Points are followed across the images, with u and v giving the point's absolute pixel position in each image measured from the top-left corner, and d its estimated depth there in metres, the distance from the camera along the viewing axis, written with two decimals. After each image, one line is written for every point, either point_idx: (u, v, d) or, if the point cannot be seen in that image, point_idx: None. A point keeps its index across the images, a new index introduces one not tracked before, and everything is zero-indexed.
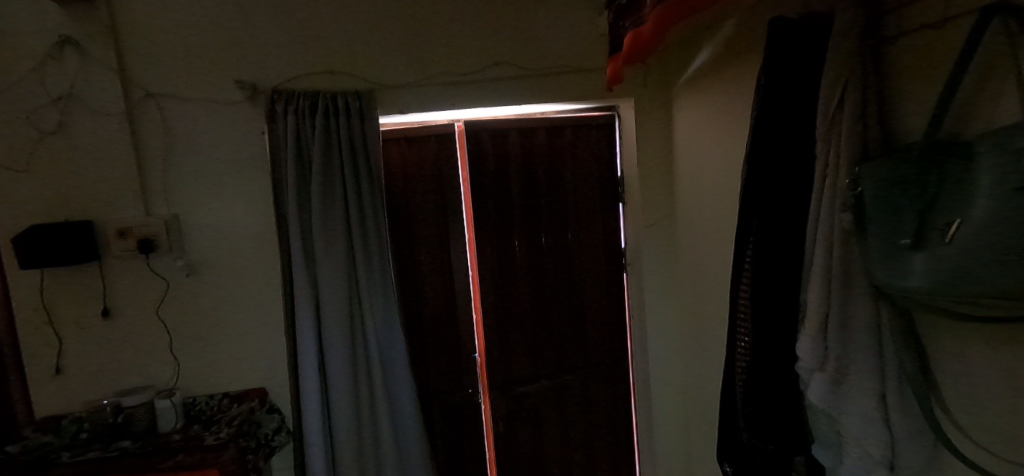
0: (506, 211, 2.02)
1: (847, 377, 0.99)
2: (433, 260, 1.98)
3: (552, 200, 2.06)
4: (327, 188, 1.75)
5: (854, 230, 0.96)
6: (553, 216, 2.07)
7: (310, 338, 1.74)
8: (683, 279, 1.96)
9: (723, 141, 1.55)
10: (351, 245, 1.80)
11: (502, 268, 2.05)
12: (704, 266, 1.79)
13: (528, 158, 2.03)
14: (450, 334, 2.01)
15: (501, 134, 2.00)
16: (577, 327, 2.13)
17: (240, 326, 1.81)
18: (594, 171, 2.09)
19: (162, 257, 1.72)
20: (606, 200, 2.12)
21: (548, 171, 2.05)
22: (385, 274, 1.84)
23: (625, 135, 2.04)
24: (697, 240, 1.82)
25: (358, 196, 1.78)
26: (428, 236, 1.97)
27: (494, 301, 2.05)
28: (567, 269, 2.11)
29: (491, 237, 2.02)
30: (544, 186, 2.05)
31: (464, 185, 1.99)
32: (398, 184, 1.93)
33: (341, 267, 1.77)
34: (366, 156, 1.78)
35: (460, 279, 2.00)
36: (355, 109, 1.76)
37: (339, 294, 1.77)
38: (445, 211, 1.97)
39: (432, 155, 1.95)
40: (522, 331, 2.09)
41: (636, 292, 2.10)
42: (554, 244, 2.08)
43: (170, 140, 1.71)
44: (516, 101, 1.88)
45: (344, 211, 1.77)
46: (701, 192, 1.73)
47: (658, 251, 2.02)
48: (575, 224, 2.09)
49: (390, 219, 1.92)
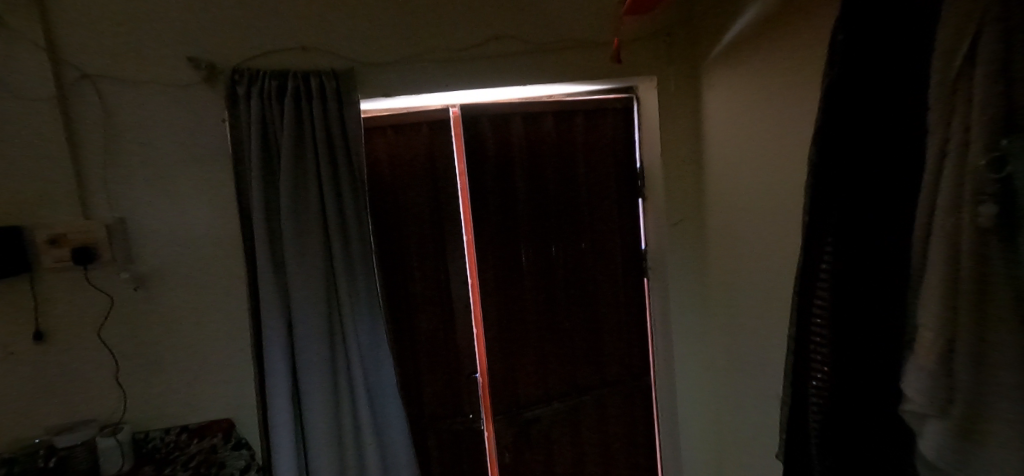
0: (509, 210, 1.76)
1: (981, 429, 0.73)
2: (427, 268, 1.71)
3: (562, 197, 1.80)
4: (299, 186, 1.48)
5: (997, 230, 0.69)
6: (564, 214, 1.81)
7: (280, 363, 1.47)
8: (713, 287, 1.70)
9: (771, 123, 1.29)
10: (329, 252, 1.54)
11: (507, 276, 1.78)
12: (739, 271, 1.53)
13: (535, 148, 1.76)
14: (447, 352, 1.75)
15: (503, 121, 1.74)
16: (591, 340, 1.87)
17: (201, 348, 1.54)
18: (609, 163, 1.83)
19: (105, 268, 1.45)
20: (623, 195, 1.86)
21: (558, 163, 1.79)
22: (370, 285, 1.57)
23: (645, 121, 1.78)
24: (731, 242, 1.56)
25: (336, 194, 1.52)
26: (421, 240, 1.70)
27: (497, 314, 1.78)
28: (580, 275, 1.85)
29: (493, 240, 1.76)
30: (553, 181, 1.79)
31: (461, 181, 1.73)
32: (384, 181, 1.67)
33: (317, 278, 1.51)
34: (346, 148, 1.52)
35: (457, 289, 1.74)
36: (331, 92, 1.49)
37: (315, 310, 1.51)
38: (440, 211, 1.71)
39: (423, 146, 1.69)
40: (529, 348, 1.83)
41: (658, 301, 1.84)
42: (565, 247, 1.82)
43: (111, 130, 1.44)
44: (521, 83, 1.61)
45: (319, 212, 1.51)
46: (738, 186, 1.47)
47: (684, 255, 1.76)
48: (589, 223, 1.83)
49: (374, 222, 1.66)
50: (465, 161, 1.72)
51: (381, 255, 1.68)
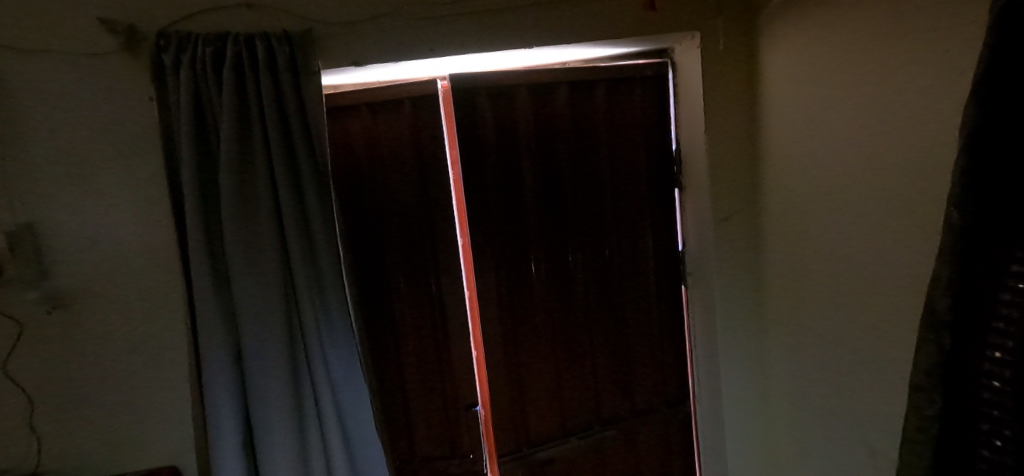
0: (514, 206, 1.43)
1: None
2: (414, 279, 1.40)
3: (580, 189, 1.46)
4: (245, 180, 1.17)
5: None
6: (582, 210, 1.47)
7: (227, 406, 1.18)
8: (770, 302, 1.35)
9: (889, 81, 0.92)
10: (288, 263, 1.23)
11: (513, 287, 1.46)
12: (816, 284, 1.17)
13: (545, 130, 1.43)
14: (441, 380, 1.45)
15: (505, 95, 1.39)
16: (617, 362, 1.54)
17: (136, 383, 1.25)
18: (638, 147, 1.49)
19: (10, 288, 1.16)
20: (655, 185, 1.51)
21: (573, 147, 1.45)
22: (341, 304, 1.26)
23: (682, 91, 1.42)
24: (801, 245, 1.21)
25: (293, 191, 1.20)
26: (406, 245, 1.38)
27: (502, 333, 1.46)
28: (603, 285, 1.51)
29: (495, 244, 1.43)
30: (567, 169, 1.45)
31: (454, 171, 1.40)
32: (357, 173, 1.35)
33: (273, 299, 1.20)
34: (305, 132, 1.20)
35: (453, 304, 1.43)
36: (282, 59, 1.17)
37: (271, 337, 1.20)
38: (430, 209, 1.39)
39: (406, 129, 1.36)
40: (542, 373, 1.50)
41: (700, 315, 1.50)
42: (584, 251, 1.49)
43: (10, 112, 1.14)
44: (526, 45, 1.27)
45: (272, 214, 1.20)
46: (818, 174, 1.12)
47: (734, 260, 1.40)
48: (612, 221, 1.50)
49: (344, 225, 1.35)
50: (457, 147, 1.39)
51: (355, 264, 1.37)
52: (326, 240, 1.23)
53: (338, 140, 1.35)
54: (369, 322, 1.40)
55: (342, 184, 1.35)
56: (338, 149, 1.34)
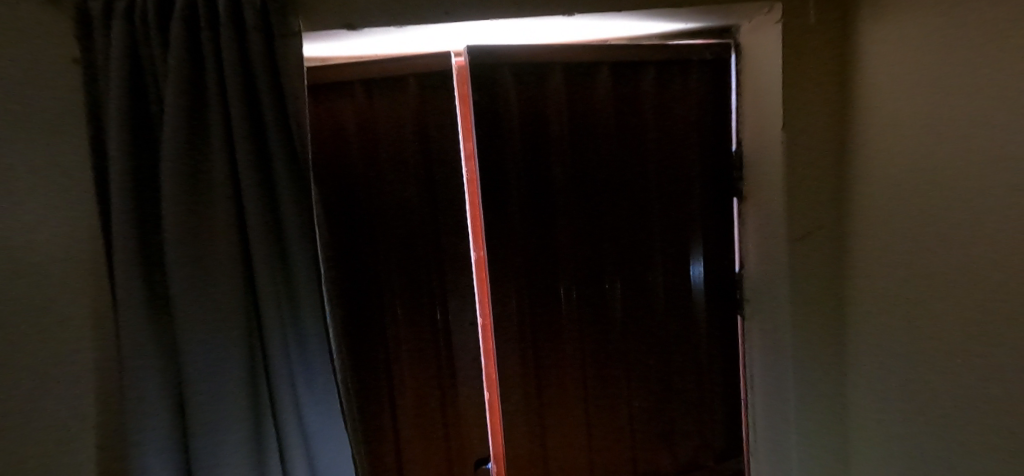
0: (541, 215, 1.16)
1: None
2: (414, 301, 1.14)
3: (620, 196, 1.20)
4: (198, 178, 0.89)
5: None
6: (623, 222, 1.21)
7: (165, 467, 0.91)
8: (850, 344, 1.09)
9: None
10: (252, 286, 0.95)
11: (537, 315, 1.18)
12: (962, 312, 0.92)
13: (581, 122, 1.16)
14: (445, 427, 1.18)
15: (535, 77, 1.12)
16: (659, 406, 1.27)
17: (35, 451, 0.92)
18: (691, 146, 1.23)
19: None
20: (708, 194, 1.25)
21: (614, 145, 1.18)
22: (319, 338, 0.98)
23: (748, 81, 1.17)
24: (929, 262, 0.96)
25: (263, 193, 0.92)
26: (405, 260, 1.13)
27: (521, 371, 1.18)
28: (644, 314, 1.24)
29: (516, 261, 1.16)
30: (606, 171, 1.18)
31: (468, 170, 1.14)
32: (346, 171, 1.10)
33: (229, 330, 0.92)
34: (279, 115, 0.93)
35: (462, 334, 1.16)
36: (251, 14, 0.89)
37: (225, 381, 0.92)
38: (438, 217, 1.12)
39: (410, 116, 1.10)
40: (569, 421, 1.22)
41: (763, 356, 1.23)
42: (623, 272, 1.22)
43: None
44: (567, 12, 1.00)
45: (233, 221, 0.92)
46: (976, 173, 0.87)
47: (814, 293, 1.13)
48: (657, 236, 1.23)
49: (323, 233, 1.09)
50: (473, 140, 1.12)
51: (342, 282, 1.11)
52: (306, 255, 0.95)
53: (325, 127, 1.09)
54: (357, 355, 1.13)
55: (324, 183, 1.10)
56: (324, 140, 1.09)
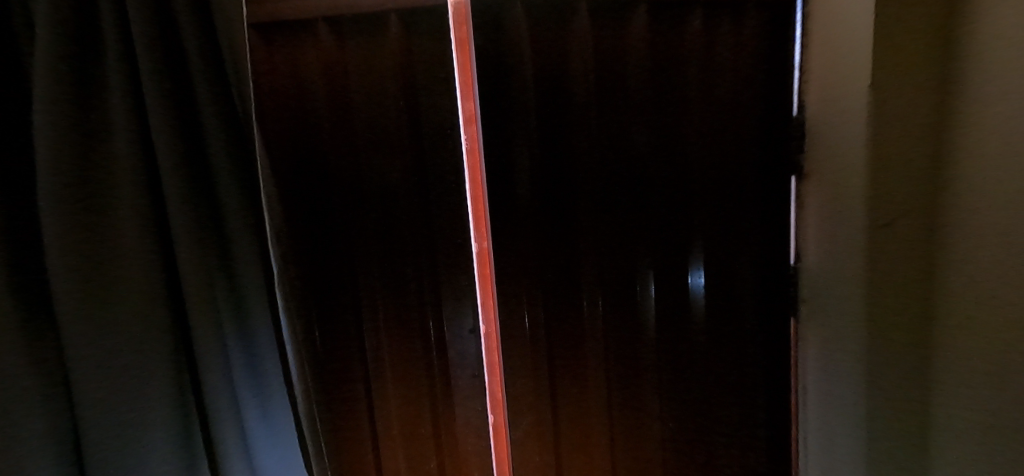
0: (562, 197, 0.92)
1: None
2: (401, 305, 0.92)
3: (664, 171, 0.93)
4: (105, 171, 0.72)
5: None
6: (668, 206, 0.94)
7: None
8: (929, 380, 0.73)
9: None
10: (180, 301, 0.77)
11: (554, 321, 0.95)
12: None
13: (611, 76, 0.91)
14: (438, 457, 0.97)
15: (552, 20, 0.88)
16: (708, 447, 0.98)
17: None
18: (750, 104, 0.92)
19: None
20: (773, 170, 0.93)
21: (655, 105, 0.92)
22: (264, 345, 0.81)
23: (824, 12, 0.85)
24: None
25: (192, 184, 0.74)
26: (393, 251, 0.90)
27: (534, 388, 0.96)
28: (694, 324, 0.97)
29: (529, 254, 0.92)
30: (643, 139, 0.92)
31: (468, 137, 0.89)
32: (308, 140, 0.87)
33: (141, 339, 0.74)
34: (211, 82, 0.73)
35: (460, 345, 0.93)
36: None
37: (140, 402, 0.74)
38: (431, 199, 0.90)
39: (393, 71, 0.86)
40: (593, 446, 1.00)
41: (818, 385, 0.92)
42: (664, 271, 0.95)
43: None
44: None
45: (156, 222, 0.74)
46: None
47: (895, 329, 0.76)
48: (709, 225, 0.95)
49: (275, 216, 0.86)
50: (473, 100, 0.88)
51: (308, 280, 0.89)
52: (254, 259, 0.77)
53: (286, 82, 0.86)
54: (326, 370, 0.91)
55: (279, 154, 0.87)
56: (286, 101, 0.86)
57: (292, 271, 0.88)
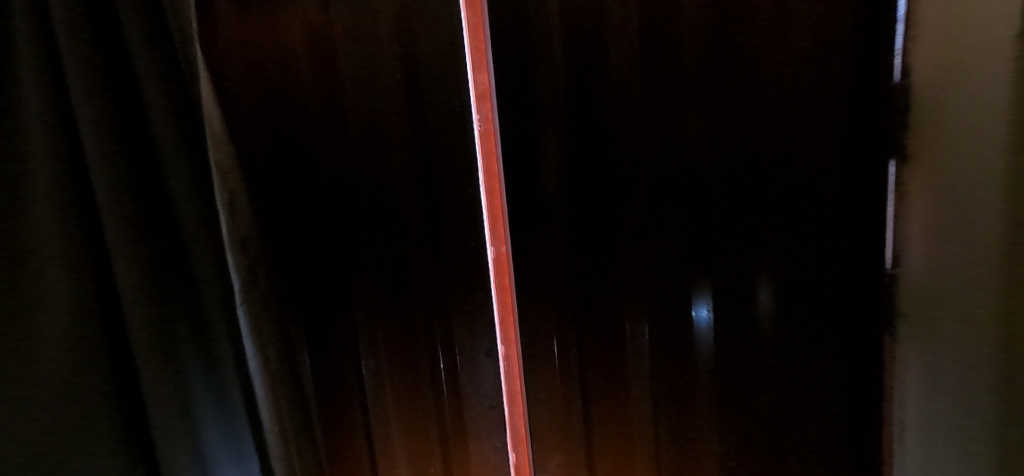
0: (597, 194, 0.72)
1: None
2: (402, 323, 0.77)
3: (755, 150, 0.65)
4: (16, 202, 0.60)
5: None
6: (749, 205, 0.66)
7: None
8: None
9: None
10: (116, 322, 0.67)
11: (586, 346, 0.77)
12: None
13: (663, 28, 0.66)
14: None
15: None
16: None
17: None
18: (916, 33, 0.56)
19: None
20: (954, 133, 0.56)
21: (741, 59, 0.64)
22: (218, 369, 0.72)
23: None
24: None
25: (139, 212, 0.66)
26: (392, 260, 0.76)
27: (562, 424, 0.80)
28: (800, 368, 0.67)
29: (559, 264, 0.75)
30: (723, 106, 0.65)
31: (482, 117, 0.72)
32: (289, 128, 0.72)
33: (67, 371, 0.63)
34: (167, 98, 0.66)
35: (474, 371, 0.78)
36: None
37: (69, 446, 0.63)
38: (438, 195, 0.74)
39: (390, 42, 0.71)
40: None
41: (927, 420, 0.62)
42: (741, 296, 0.69)
43: None
44: None
45: (87, 260, 0.64)
46: None
47: None
48: (834, 226, 0.63)
49: (253, 220, 0.71)
50: (489, 70, 0.71)
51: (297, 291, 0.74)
52: (213, 275, 0.70)
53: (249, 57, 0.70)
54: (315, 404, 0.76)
55: (250, 145, 0.71)
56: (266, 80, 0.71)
57: (277, 281, 0.72)
